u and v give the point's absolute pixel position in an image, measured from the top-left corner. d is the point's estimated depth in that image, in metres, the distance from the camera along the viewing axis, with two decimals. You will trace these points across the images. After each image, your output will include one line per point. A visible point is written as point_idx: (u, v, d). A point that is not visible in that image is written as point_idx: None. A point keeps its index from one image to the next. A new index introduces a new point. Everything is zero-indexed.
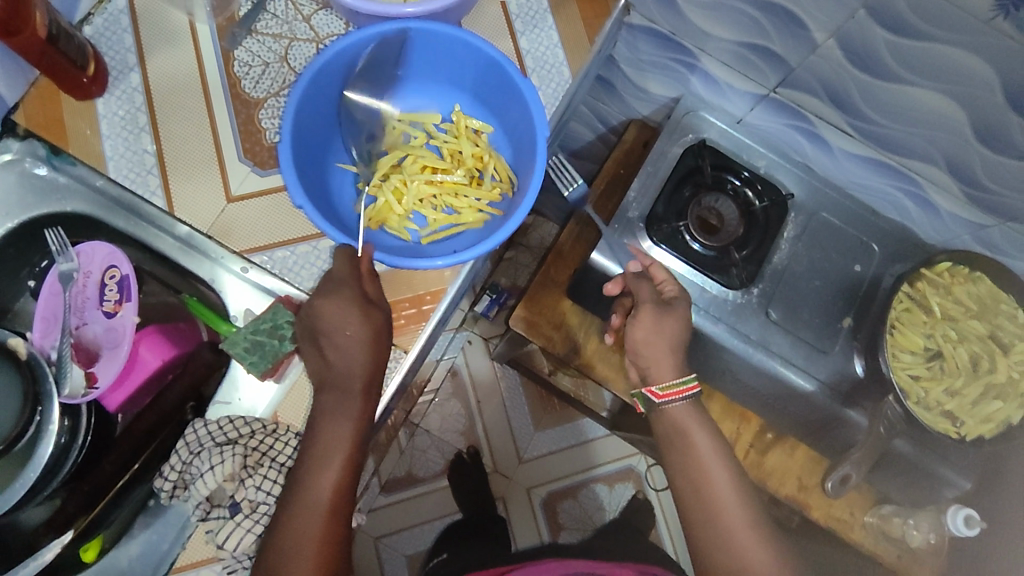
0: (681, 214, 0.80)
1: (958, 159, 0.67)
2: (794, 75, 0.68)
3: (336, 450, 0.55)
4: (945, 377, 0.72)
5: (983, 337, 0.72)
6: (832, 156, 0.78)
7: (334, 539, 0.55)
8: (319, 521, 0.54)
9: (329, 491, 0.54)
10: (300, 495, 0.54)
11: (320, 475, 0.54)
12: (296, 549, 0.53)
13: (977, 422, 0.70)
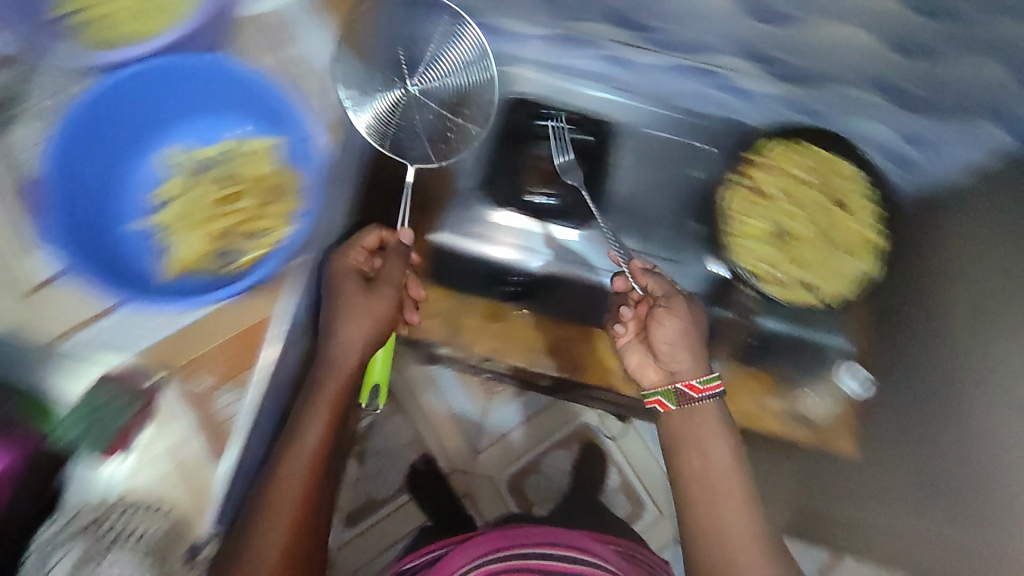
0: (513, 172, 0.80)
1: (745, 40, 0.69)
2: (569, 4, 0.69)
3: (332, 405, 0.67)
4: (797, 251, 0.74)
5: (823, 205, 0.74)
6: (638, 73, 0.77)
7: (317, 498, 0.65)
8: (303, 476, 0.64)
9: (312, 449, 0.66)
10: (292, 453, 0.65)
11: (309, 432, 0.66)
12: (280, 504, 0.63)
13: (836, 282, 0.72)
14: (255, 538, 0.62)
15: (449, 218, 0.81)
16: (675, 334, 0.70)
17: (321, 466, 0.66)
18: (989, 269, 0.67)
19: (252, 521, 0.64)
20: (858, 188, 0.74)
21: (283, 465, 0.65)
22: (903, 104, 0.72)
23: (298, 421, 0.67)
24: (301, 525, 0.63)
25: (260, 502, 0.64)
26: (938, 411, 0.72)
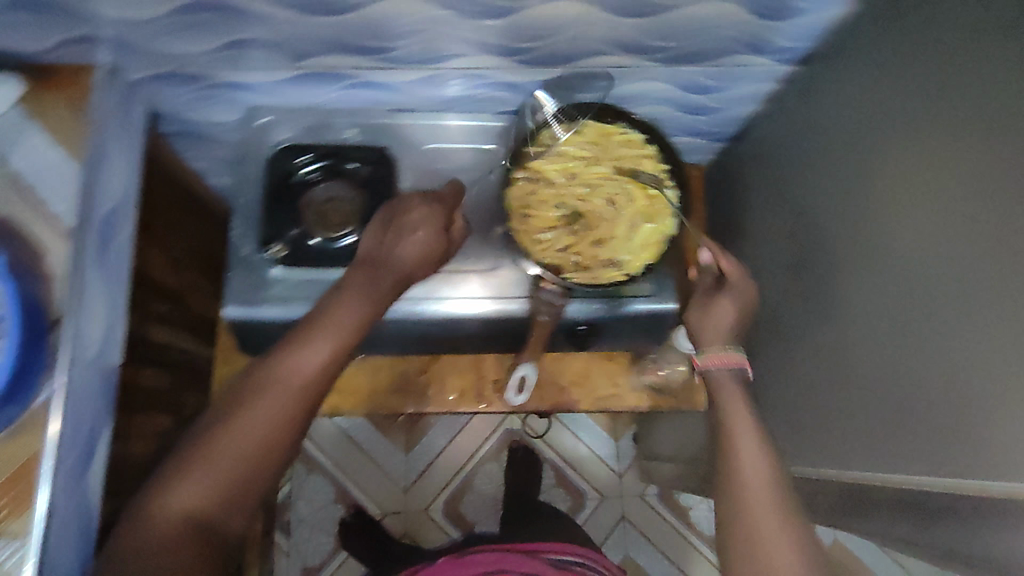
0: (293, 225, 0.72)
1: (479, 38, 0.66)
2: (288, 48, 0.65)
3: (353, 330, 0.52)
4: (592, 231, 0.71)
5: (610, 179, 0.72)
6: (401, 92, 0.75)
7: (279, 449, 0.48)
8: (291, 406, 0.48)
9: (307, 375, 0.49)
10: (284, 360, 0.49)
11: (312, 347, 0.50)
12: (251, 422, 0.47)
13: (639, 252, 0.71)
14: (209, 447, 0.46)
15: (230, 289, 0.73)
16: (725, 313, 0.60)
17: (309, 408, 0.49)
18: (809, 171, 0.65)
19: (229, 399, 0.49)
20: (639, 151, 0.70)
21: (272, 356, 0.50)
22: (667, 61, 0.71)
23: (309, 329, 0.51)
24: (259, 466, 0.47)
25: (250, 386, 0.49)
26: (797, 335, 0.67)
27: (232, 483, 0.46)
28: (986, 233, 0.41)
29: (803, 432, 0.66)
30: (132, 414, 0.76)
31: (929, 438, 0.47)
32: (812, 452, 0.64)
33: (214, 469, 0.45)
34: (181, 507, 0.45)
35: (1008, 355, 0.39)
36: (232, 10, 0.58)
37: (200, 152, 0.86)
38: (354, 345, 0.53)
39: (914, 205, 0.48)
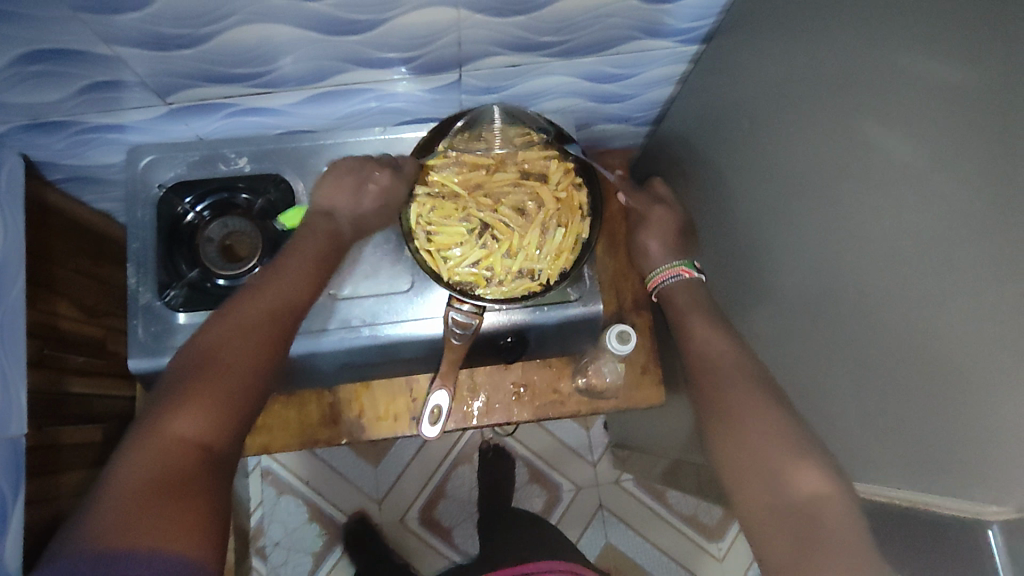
0: (190, 266, 0.69)
1: (353, 53, 0.62)
2: (153, 84, 0.62)
3: (314, 258, 0.63)
4: (503, 241, 0.69)
5: (516, 184, 0.70)
6: (291, 114, 0.71)
7: (271, 354, 0.55)
8: (266, 326, 0.56)
9: (281, 296, 0.59)
10: (261, 289, 0.59)
11: (288, 273, 0.60)
12: (239, 338, 0.54)
13: (553, 259, 0.68)
14: (204, 371, 0.52)
15: (134, 342, 0.67)
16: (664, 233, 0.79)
17: (283, 324, 0.58)
18: (748, 153, 0.65)
19: (214, 322, 0.56)
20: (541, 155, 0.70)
21: (248, 292, 0.59)
22: (563, 54, 0.67)
23: (276, 267, 0.61)
24: (252, 381, 0.53)
25: (227, 311, 0.57)
26: (755, 324, 0.67)
27: (230, 405, 0.51)
28: (925, 214, 0.42)
29: None
30: (55, 474, 0.73)
31: (897, 432, 0.46)
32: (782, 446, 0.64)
33: (201, 400, 0.50)
34: (182, 434, 0.48)
35: (969, 339, 0.40)
36: (79, 54, 0.56)
37: (100, 191, 0.83)
38: (323, 268, 0.63)
39: (852, 195, 0.49)
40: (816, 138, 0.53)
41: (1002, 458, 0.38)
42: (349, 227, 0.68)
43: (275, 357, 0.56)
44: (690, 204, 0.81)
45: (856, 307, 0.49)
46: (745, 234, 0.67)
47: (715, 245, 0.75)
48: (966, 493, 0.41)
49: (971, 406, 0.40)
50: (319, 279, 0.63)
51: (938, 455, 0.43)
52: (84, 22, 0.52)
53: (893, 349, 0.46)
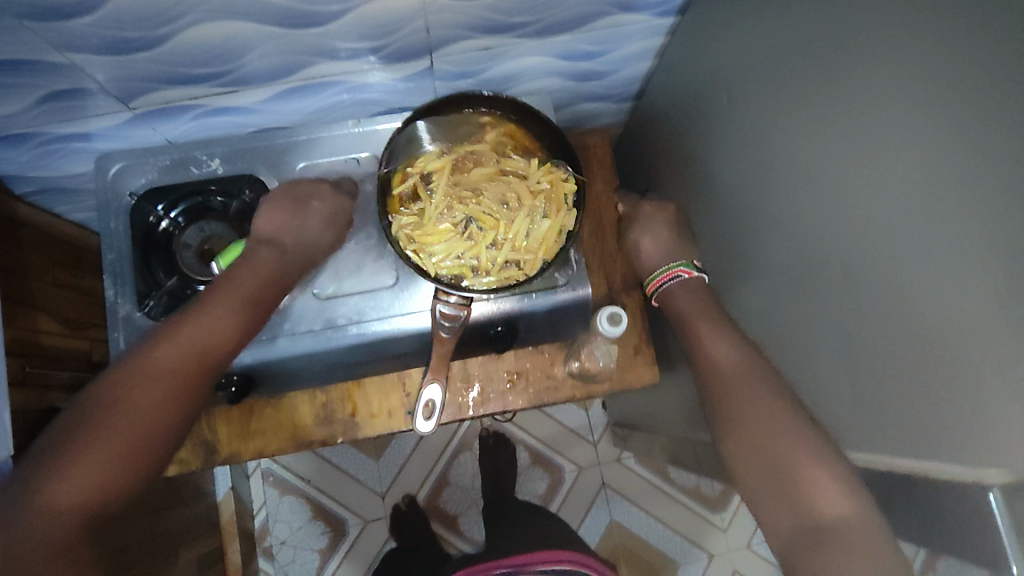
0: (168, 273, 0.67)
1: (318, 46, 0.60)
2: (114, 90, 0.60)
3: (254, 290, 0.60)
4: (487, 232, 0.67)
5: (497, 176, 0.69)
6: (261, 112, 0.70)
7: (182, 401, 0.54)
8: (183, 368, 0.54)
9: (207, 335, 0.56)
10: (188, 321, 0.56)
11: (219, 308, 0.57)
12: (150, 379, 0.52)
13: (538, 248, 0.67)
14: (104, 411, 0.50)
15: (118, 354, 0.66)
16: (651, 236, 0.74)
17: (204, 366, 0.55)
18: (730, 126, 0.64)
19: (132, 354, 0.54)
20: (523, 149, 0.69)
21: (174, 322, 0.56)
22: (536, 34, 0.66)
23: (211, 297, 0.58)
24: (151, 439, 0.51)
25: (148, 343, 0.54)
26: (746, 299, 0.65)
27: (125, 462, 0.50)
28: (909, 179, 0.41)
29: None
30: None
31: (887, 405, 0.45)
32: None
33: (90, 459, 0.48)
34: (61, 501, 0.47)
35: (954, 305, 0.38)
36: (32, 63, 0.54)
37: (72, 202, 0.81)
38: (263, 298, 0.61)
39: (835, 162, 0.48)
40: (797, 106, 0.52)
41: (988, 428, 0.37)
42: (297, 249, 0.65)
43: (182, 408, 0.53)
44: (675, 180, 0.80)
45: (843, 276, 0.48)
46: (731, 208, 0.66)
47: (702, 220, 0.74)
48: (955, 462, 0.40)
49: (954, 373, 0.39)
50: (254, 311, 0.60)
51: (924, 426, 0.42)
52: (33, 29, 0.50)
53: (883, 323, 0.44)
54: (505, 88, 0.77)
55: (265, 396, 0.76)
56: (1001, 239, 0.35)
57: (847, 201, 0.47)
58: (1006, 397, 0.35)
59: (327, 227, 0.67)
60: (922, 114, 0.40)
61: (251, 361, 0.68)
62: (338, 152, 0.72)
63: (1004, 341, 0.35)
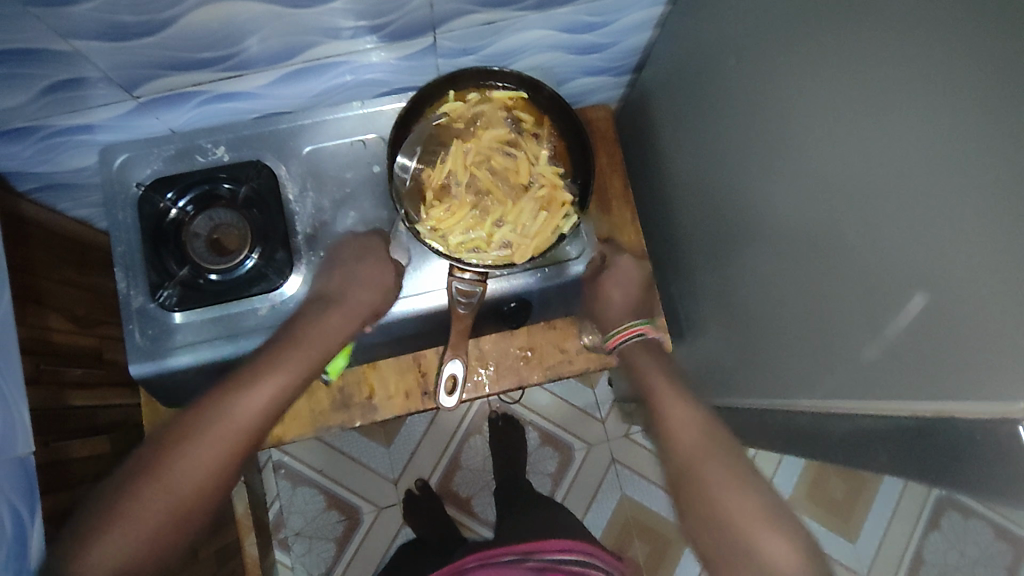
0: (180, 264, 0.67)
1: (322, 26, 0.60)
2: (118, 78, 0.59)
3: (292, 368, 0.64)
4: (492, 212, 0.67)
5: (507, 157, 0.69)
6: (265, 97, 0.69)
7: (223, 475, 0.61)
8: (226, 447, 0.61)
9: (247, 417, 0.62)
10: (231, 403, 0.62)
11: (259, 389, 0.63)
12: (197, 457, 0.60)
13: (535, 239, 0.67)
14: (156, 483, 0.58)
15: (134, 346, 0.65)
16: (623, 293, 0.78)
17: (245, 443, 0.62)
18: (737, 91, 0.64)
19: (180, 427, 0.61)
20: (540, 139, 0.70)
21: (238, 382, 0.63)
22: (538, 6, 0.65)
23: (252, 373, 0.63)
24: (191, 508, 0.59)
25: (195, 420, 0.61)
26: (757, 262, 0.66)
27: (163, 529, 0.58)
28: (927, 124, 0.41)
29: (774, 364, 0.65)
30: (71, 488, 0.72)
31: (904, 354, 0.46)
32: (784, 386, 0.64)
33: (131, 529, 0.56)
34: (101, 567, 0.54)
35: (972, 244, 0.39)
36: (36, 52, 0.53)
37: (75, 198, 0.80)
38: (303, 371, 0.65)
39: (849, 115, 0.48)
40: (807, 63, 0.53)
41: (1006, 365, 0.38)
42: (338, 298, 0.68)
43: (227, 471, 0.61)
44: (679, 150, 0.80)
45: (862, 229, 0.49)
46: (739, 172, 0.66)
47: (709, 188, 0.74)
48: (975, 399, 0.40)
49: (973, 315, 0.40)
50: (292, 389, 0.65)
51: (944, 367, 0.42)
52: (37, 16, 0.49)
53: (900, 271, 0.45)
54: (507, 64, 0.76)
55: None
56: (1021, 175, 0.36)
57: (861, 155, 0.48)
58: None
59: (374, 286, 0.69)
60: (940, 57, 0.40)
61: None
62: (344, 134, 0.72)
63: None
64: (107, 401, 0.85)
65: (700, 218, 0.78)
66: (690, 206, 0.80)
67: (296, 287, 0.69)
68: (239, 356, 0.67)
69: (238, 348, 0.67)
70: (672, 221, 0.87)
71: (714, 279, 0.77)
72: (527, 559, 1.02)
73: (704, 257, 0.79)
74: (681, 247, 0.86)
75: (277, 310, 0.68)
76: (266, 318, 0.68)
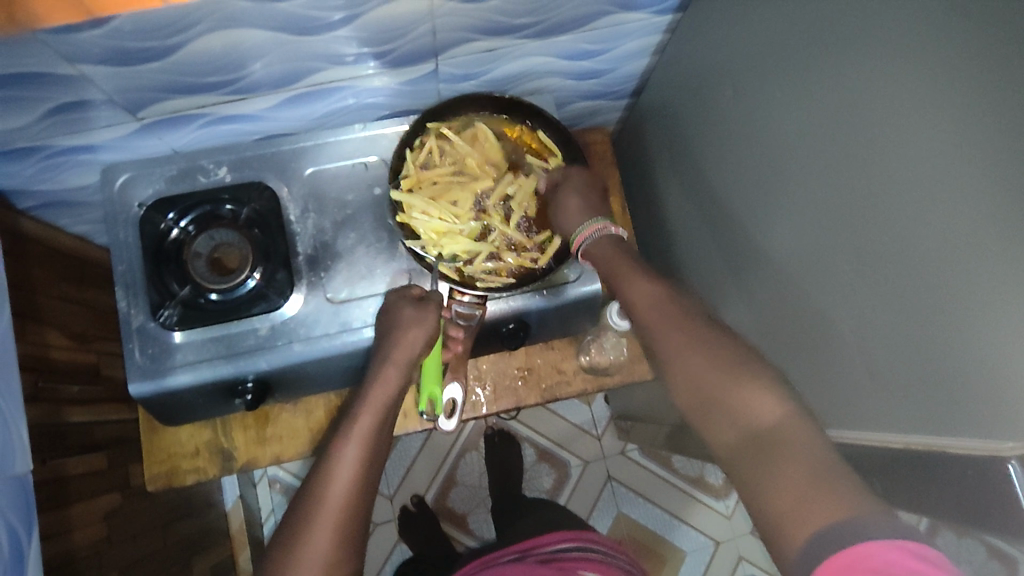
0: (181, 283, 0.67)
1: (327, 53, 0.60)
2: (122, 101, 0.60)
3: (368, 428, 0.61)
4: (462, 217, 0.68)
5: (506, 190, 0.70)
6: (268, 118, 0.70)
7: (345, 556, 0.55)
8: (336, 522, 0.55)
9: (346, 488, 0.57)
10: (325, 483, 0.57)
11: (343, 456, 0.59)
12: (312, 546, 0.54)
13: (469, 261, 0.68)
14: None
15: (133, 366, 0.65)
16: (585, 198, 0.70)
17: (353, 514, 0.57)
18: (733, 120, 0.65)
19: (284, 532, 0.56)
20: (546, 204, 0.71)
21: (322, 462, 0.59)
22: (540, 35, 0.67)
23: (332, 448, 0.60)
24: None
25: (298, 517, 0.56)
26: (755, 289, 0.66)
27: None
28: (921, 161, 0.42)
29: None
30: (67, 506, 0.72)
31: (900, 387, 0.47)
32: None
33: None
34: None
35: (967, 284, 0.40)
36: (43, 76, 0.54)
37: (76, 215, 0.80)
38: (380, 431, 0.62)
39: (845, 150, 0.49)
40: (801, 97, 0.54)
41: (1002, 403, 0.38)
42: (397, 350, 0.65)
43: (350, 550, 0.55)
44: (677, 173, 0.81)
45: (857, 261, 0.49)
46: (736, 198, 0.67)
47: (706, 213, 0.75)
48: (973, 436, 0.41)
49: (965, 351, 0.40)
50: (377, 450, 0.61)
51: (942, 398, 0.43)
52: (45, 42, 0.50)
53: (895, 306, 0.46)
54: (508, 89, 0.78)
55: (280, 403, 0.77)
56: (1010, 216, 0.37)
57: (855, 189, 0.49)
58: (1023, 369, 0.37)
59: (391, 318, 0.67)
60: (932, 98, 0.41)
61: (267, 367, 0.68)
62: (345, 156, 0.72)
63: (1017, 313, 0.37)
64: (104, 417, 0.85)
65: (697, 241, 0.79)
66: (688, 229, 0.81)
67: (297, 306, 0.68)
68: (238, 376, 0.68)
69: (237, 368, 0.67)
70: (670, 244, 0.87)
71: (711, 302, 0.78)
72: (528, 555, 0.88)
73: (701, 281, 0.80)
74: (678, 269, 0.87)
75: (277, 330, 0.68)
76: (265, 338, 0.67)
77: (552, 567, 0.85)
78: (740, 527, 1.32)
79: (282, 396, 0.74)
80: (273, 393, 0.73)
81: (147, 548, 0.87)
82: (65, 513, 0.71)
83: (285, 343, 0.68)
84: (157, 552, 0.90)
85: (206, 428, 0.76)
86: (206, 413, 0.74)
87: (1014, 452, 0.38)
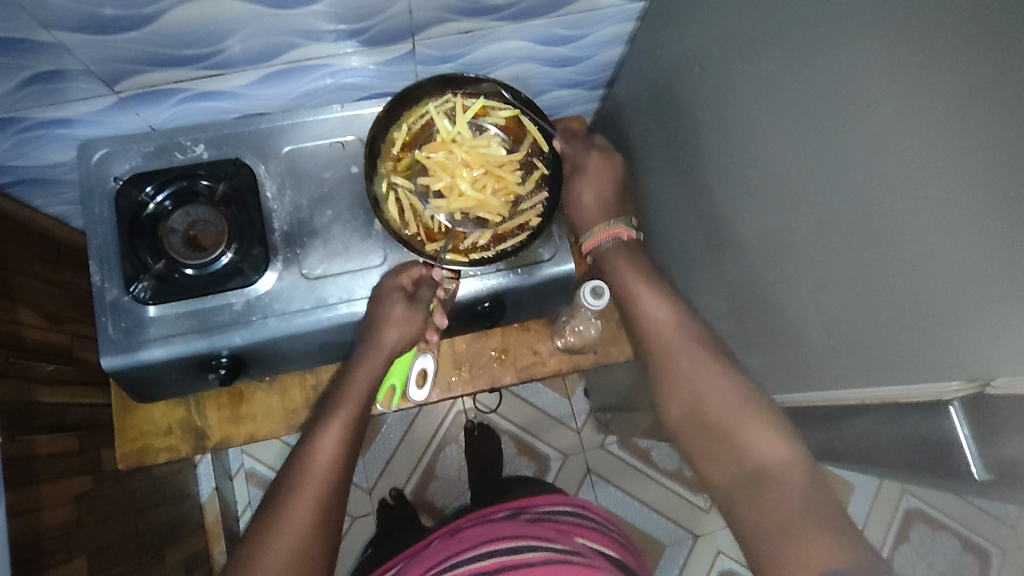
0: (155, 258, 0.67)
1: (304, 28, 0.62)
2: (100, 72, 0.61)
3: (351, 410, 0.64)
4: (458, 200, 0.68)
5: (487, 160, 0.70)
6: (245, 95, 0.71)
7: (321, 528, 0.57)
8: (318, 495, 0.58)
9: (331, 458, 0.60)
10: (309, 457, 0.60)
11: (331, 433, 0.62)
12: (296, 513, 0.57)
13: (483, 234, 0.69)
14: (266, 551, 0.55)
15: (106, 339, 0.65)
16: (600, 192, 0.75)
17: (338, 481, 0.60)
18: (699, 98, 0.67)
19: (271, 503, 0.59)
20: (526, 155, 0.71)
21: (311, 434, 0.63)
22: (513, 18, 0.69)
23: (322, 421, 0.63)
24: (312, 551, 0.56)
25: (281, 492, 0.59)
26: (725, 263, 0.68)
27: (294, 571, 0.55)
28: (862, 120, 0.44)
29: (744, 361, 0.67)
30: (36, 485, 0.71)
31: (855, 345, 0.49)
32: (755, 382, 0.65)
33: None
34: None
35: (908, 240, 0.41)
36: (19, 42, 0.54)
37: (52, 195, 0.80)
38: (362, 412, 0.65)
39: (798, 118, 0.51)
40: (759, 72, 0.56)
41: (947, 350, 0.40)
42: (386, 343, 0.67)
43: (335, 511, 0.59)
44: (650, 158, 0.82)
45: (815, 225, 0.51)
46: (704, 175, 0.69)
47: (677, 194, 0.77)
48: (919, 382, 0.43)
49: (908, 306, 0.42)
50: (358, 430, 0.64)
51: (888, 356, 0.45)
52: (21, 6, 0.50)
53: (847, 266, 0.48)
54: (483, 74, 0.79)
55: (255, 380, 0.77)
56: (937, 167, 0.38)
57: (810, 158, 0.50)
58: (963, 315, 0.38)
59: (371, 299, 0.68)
60: (866, 57, 0.43)
61: (241, 342, 0.68)
62: (324, 135, 0.73)
63: (953, 255, 0.38)
64: (75, 399, 0.84)
65: (670, 223, 0.80)
66: (661, 212, 0.82)
67: (272, 282, 0.69)
68: (212, 351, 0.68)
69: (211, 343, 0.67)
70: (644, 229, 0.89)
71: (685, 283, 0.79)
72: (522, 512, 0.85)
73: (675, 262, 0.81)
74: (654, 253, 0.88)
75: (252, 305, 0.68)
76: (240, 313, 0.68)
77: (549, 525, 0.80)
78: (720, 521, 1.32)
79: (256, 373, 0.74)
80: (247, 370, 0.73)
81: (117, 534, 0.86)
82: (33, 491, 0.70)
83: (258, 317, 0.68)
84: (128, 538, 0.88)
85: (180, 406, 0.76)
86: (180, 390, 0.73)
87: (956, 395, 0.41)
